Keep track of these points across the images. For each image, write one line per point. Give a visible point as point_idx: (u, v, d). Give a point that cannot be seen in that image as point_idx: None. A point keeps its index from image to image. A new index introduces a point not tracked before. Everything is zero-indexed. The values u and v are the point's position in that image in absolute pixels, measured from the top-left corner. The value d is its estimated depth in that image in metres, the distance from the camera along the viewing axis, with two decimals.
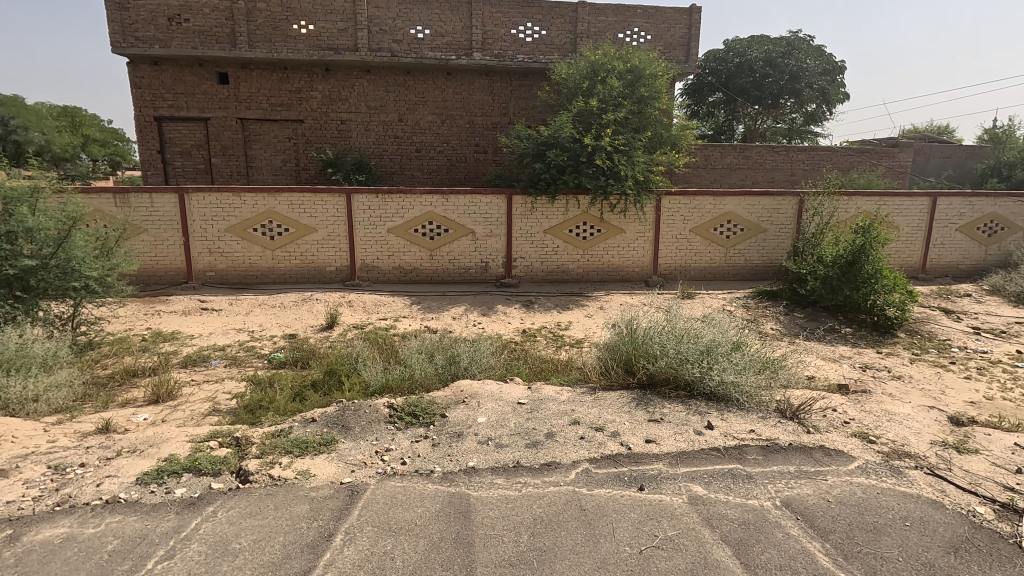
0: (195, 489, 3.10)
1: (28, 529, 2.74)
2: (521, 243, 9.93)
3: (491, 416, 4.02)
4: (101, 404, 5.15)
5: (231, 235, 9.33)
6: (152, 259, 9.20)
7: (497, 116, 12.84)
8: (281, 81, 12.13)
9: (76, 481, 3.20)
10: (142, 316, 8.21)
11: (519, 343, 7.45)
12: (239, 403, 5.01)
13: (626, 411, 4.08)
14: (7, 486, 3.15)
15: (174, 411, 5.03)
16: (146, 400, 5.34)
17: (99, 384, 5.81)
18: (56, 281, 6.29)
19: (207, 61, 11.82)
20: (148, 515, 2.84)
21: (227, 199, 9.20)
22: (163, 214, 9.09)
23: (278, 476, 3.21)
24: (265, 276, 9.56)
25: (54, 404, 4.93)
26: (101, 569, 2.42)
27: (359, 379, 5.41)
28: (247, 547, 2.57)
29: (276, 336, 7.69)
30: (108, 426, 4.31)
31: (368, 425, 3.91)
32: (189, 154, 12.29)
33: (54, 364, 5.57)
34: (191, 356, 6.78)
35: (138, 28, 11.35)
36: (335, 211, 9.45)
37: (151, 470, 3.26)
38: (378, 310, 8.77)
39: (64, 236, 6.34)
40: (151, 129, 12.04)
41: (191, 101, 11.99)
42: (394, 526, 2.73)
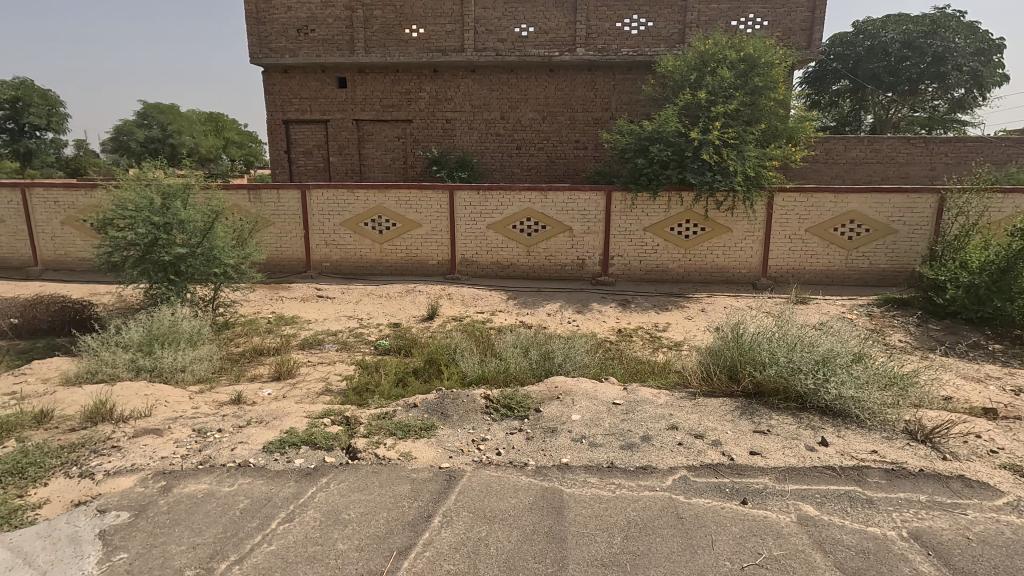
0: (312, 460, 3.39)
1: (179, 482, 3.15)
2: (619, 240, 9.75)
3: (585, 414, 3.99)
4: (233, 377, 5.81)
5: (345, 228, 10.04)
6: (278, 250, 10.15)
7: (599, 111, 12.64)
8: (392, 84, 12.84)
9: (215, 444, 3.63)
10: (268, 301, 9.08)
11: (615, 342, 7.35)
12: (349, 385, 5.41)
13: (728, 420, 3.87)
14: (162, 444, 3.66)
15: (293, 388, 5.55)
16: (270, 377, 5.93)
17: (233, 359, 6.54)
18: (201, 267, 7.17)
19: (329, 67, 12.77)
20: (272, 481, 3.14)
21: (343, 195, 9.91)
22: (288, 209, 10.00)
23: (383, 455, 3.42)
24: (373, 267, 10.19)
25: (197, 375, 5.67)
26: (233, 525, 2.71)
27: (456, 369, 5.61)
28: (356, 519, 2.77)
29: (382, 324, 8.18)
30: (239, 398, 4.84)
31: (465, 415, 4.04)
32: (310, 154, 13.38)
33: (197, 340, 6.39)
34: (307, 339, 7.40)
35: (272, 40, 12.60)
36: (438, 206, 9.86)
37: (275, 440, 3.61)
38: (476, 304, 9.04)
39: (208, 228, 7.22)
40: (280, 131, 13.25)
41: (314, 104, 13.03)
42: (489, 514, 2.80)
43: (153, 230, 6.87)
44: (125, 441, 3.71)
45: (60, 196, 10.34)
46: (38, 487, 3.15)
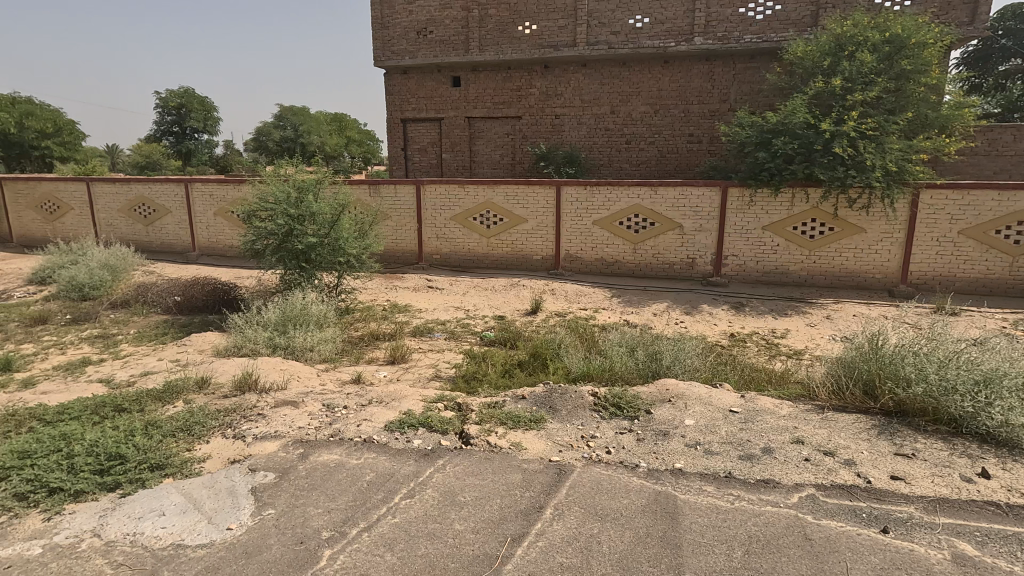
0: (429, 442, 3.57)
1: (314, 450, 3.47)
2: (734, 239, 9.23)
3: (699, 419, 3.84)
4: (353, 359, 6.29)
5: (455, 222, 10.44)
6: (394, 242, 10.79)
7: (716, 103, 12.00)
8: (504, 81, 13.10)
9: (342, 419, 3.96)
10: (384, 289, 9.69)
11: (726, 347, 6.97)
12: (457, 373, 5.64)
13: (863, 439, 3.53)
14: (298, 415, 4.05)
15: (406, 372, 5.89)
16: (385, 360, 6.34)
17: (353, 342, 7.07)
18: (328, 256, 7.84)
19: (444, 67, 13.30)
20: (394, 458, 3.36)
21: (454, 190, 10.31)
22: (403, 203, 10.59)
23: (495, 443, 3.52)
24: (480, 261, 10.50)
25: (323, 354, 6.22)
26: (362, 495, 2.93)
27: (561, 364, 5.65)
28: (471, 502, 2.88)
29: (488, 316, 8.41)
30: (360, 378, 5.23)
31: (573, 410, 4.05)
32: (424, 151, 14.05)
33: (324, 323, 6.99)
34: (418, 327, 7.79)
35: (394, 44, 13.39)
36: (545, 202, 9.92)
37: (396, 420, 3.86)
38: (580, 300, 8.99)
39: (335, 220, 7.86)
40: (398, 129, 14.05)
41: (430, 103, 13.64)
42: (601, 512, 2.79)
43: (289, 221, 7.61)
44: (268, 410, 4.16)
45: (215, 191, 11.76)
46: (202, 443, 3.62)
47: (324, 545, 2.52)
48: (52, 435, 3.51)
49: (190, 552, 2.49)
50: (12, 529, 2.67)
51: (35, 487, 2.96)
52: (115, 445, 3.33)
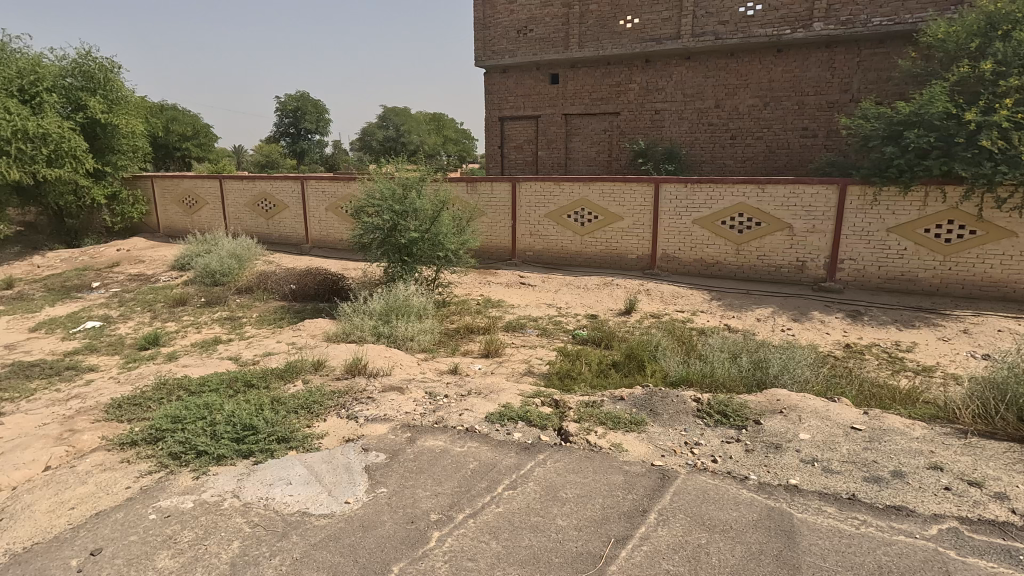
0: (529, 436, 3.61)
1: (421, 435, 3.64)
2: (853, 241, 8.46)
3: (816, 434, 3.57)
4: (450, 350, 6.51)
5: (549, 220, 10.47)
6: (489, 238, 11.03)
7: (836, 94, 11.06)
8: (603, 77, 12.92)
9: (445, 407, 4.11)
10: (478, 284, 9.93)
11: (841, 359, 6.42)
12: (551, 370, 5.66)
13: (1018, 472, 3.10)
14: (404, 400, 4.26)
15: (500, 366, 6.00)
16: (480, 353, 6.49)
17: (449, 334, 7.31)
18: (428, 250, 8.17)
19: (543, 65, 13.35)
20: (496, 448, 3.44)
21: (549, 187, 10.33)
22: (499, 200, 10.79)
23: (595, 442, 3.49)
24: (573, 259, 10.45)
25: (422, 344, 6.50)
26: (467, 482, 3.03)
27: (658, 367, 5.49)
28: (573, 499, 2.88)
29: (580, 314, 8.36)
30: (457, 369, 5.39)
31: (675, 415, 3.92)
32: (521, 148, 14.21)
33: (423, 314, 7.30)
34: (511, 322, 7.90)
35: (495, 43, 13.66)
36: (642, 199, 9.67)
37: (496, 412, 3.94)
38: (676, 302, 8.68)
39: (436, 216, 8.17)
40: (495, 127, 14.33)
41: (527, 101, 13.78)
42: (709, 522, 2.68)
43: (394, 217, 8.01)
44: (376, 394, 4.41)
45: (327, 188, 12.64)
46: (320, 421, 3.91)
47: (433, 527, 2.63)
48: (197, 404, 3.95)
49: (315, 520, 2.70)
50: (168, 483, 3.04)
51: (186, 448, 3.36)
52: (249, 416, 3.69)
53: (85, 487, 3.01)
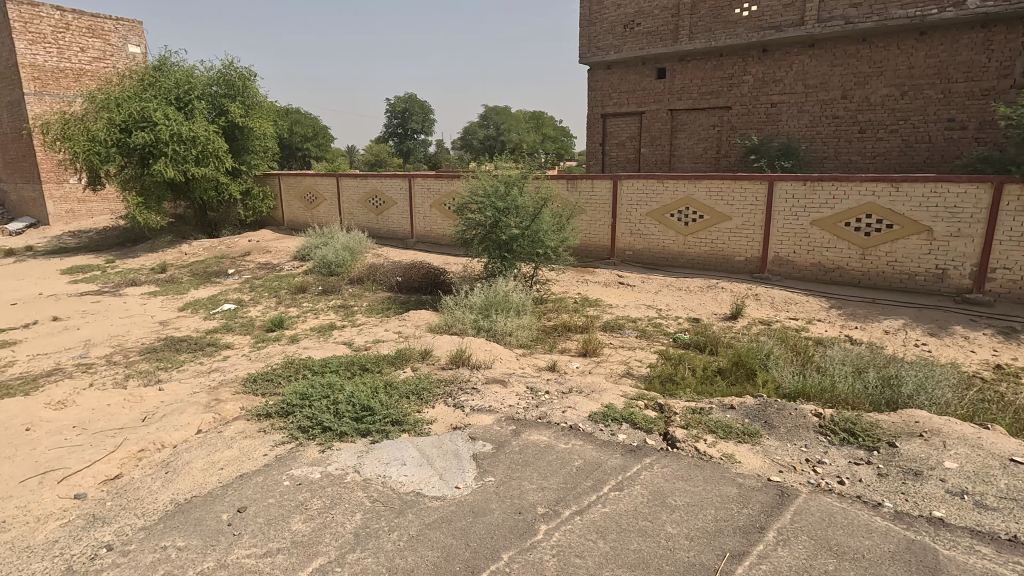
0: (634, 439, 3.54)
1: (525, 429, 3.69)
2: (1009, 247, 7.40)
3: (965, 464, 3.17)
4: (548, 347, 6.51)
5: (651, 219, 10.18)
6: (587, 237, 10.94)
7: (991, 80, 9.72)
8: (714, 70, 12.32)
9: (548, 403, 4.14)
10: (576, 282, 9.88)
11: (990, 381, 5.64)
12: (651, 373, 5.47)
13: None
14: (507, 394, 4.34)
15: (598, 365, 5.90)
16: (577, 352, 6.42)
17: (546, 331, 7.32)
18: (528, 247, 8.26)
19: (650, 59, 13.00)
20: (601, 448, 3.40)
21: (652, 185, 10.05)
22: (600, 198, 10.67)
23: (704, 451, 3.35)
24: (675, 260, 10.09)
25: (520, 340, 6.59)
26: (572, 479, 3.03)
27: (769, 377, 5.14)
28: (683, 507, 2.78)
29: (681, 317, 8.03)
30: (555, 367, 5.38)
31: (794, 429, 3.66)
32: (623, 145, 13.94)
33: (522, 310, 7.39)
34: (609, 322, 7.76)
35: (600, 39, 13.50)
36: (754, 198, 9.11)
37: (599, 412, 3.90)
38: (788, 309, 8.09)
39: (536, 213, 8.24)
40: (597, 125, 14.18)
41: (632, 97, 13.48)
42: (838, 548, 2.48)
43: (496, 214, 8.18)
44: (480, 385, 4.54)
45: (433, 185, 13.19)
46: (429, 407, 4.10)
47: (541, 520, 2.66)
48: (321, 383, 4.30)
49: (428, 501, 2.84)
50: (299, 454, 3.34)
51: (312, 424, 3.66)
52: (366, 398, 3.95)
53: (230, 451, 3.38)
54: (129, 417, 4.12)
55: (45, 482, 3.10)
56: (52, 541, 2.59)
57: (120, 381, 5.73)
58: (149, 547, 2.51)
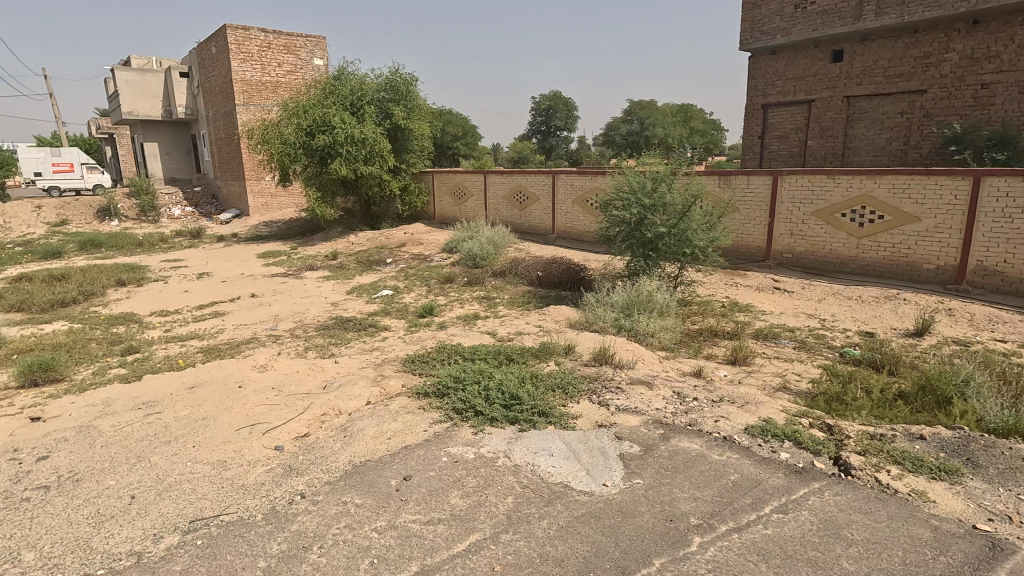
0: (799, 459, 3.23)
1: (674, 435, 3.56)
2: None
3: None
4: (692, 352, 6.10)
5: (817, 218, 9.17)
6: (740, 237, 10.18)
7: None
8: (905, 49, 10.73)
9: (698, 410, 3.94)
10: (724, 285, 9.27)
11: None
12: (811, 391, 4.74)
13: None
14: (653, 396, 4.21)
15: (747, 376, 5.27)
16: (724, 359, 5.83)
17: (690, 335, 6.89)
18: (674, 246, 7.90)
19: (824, 41, 11.70)
20: (760, 464, 3.16)
21: (820, 181, 9.03)
22: (756, 195, 9.86)
23: (887, 483, 2.94)
24: (844, 265, 8.99)
25: (662, 342, 6.34)
26: (728, 494, 2.86)
27: (969, 408, 4.33)
28: (862, 542, 2.48)
29: (850, 330, 7.12)
30: (700, 373, 5.02)
31: (1008, 472, 3.06)
32: (786, 138, 12.73)
33: (666, 312, 7.11)
34: (762, 330, 7.07)
35: (766, 23, 12.43)
36: (952, 197, 7.78)
37: (757, 425, 3.62)
38: (993, 328, 6.80)
39: (685, 211, 7.86)
40: (757, 116, 13.13)
41: (800, 84, 12.24)
42: None
43: (642, 210, 7.95)
44: (625, 385, 4.46)
45: (577, 181, 13.20)
46: (574, 402, 4.13)
47: (694, 532, 2.55)
48: (472, 369, 4.54)
49: (577, 495, 2.87)
50: (454, 433, 3.57)
51: (465, 407, 3.90)
52: (515, 387, 4.09)
53: (395, 423, 3.72)
54: (313, 384, 4.73)
55: (254, 432, 3.69)
56: (260, 482, 3.07)
57: (302, 352, 6.59)
58: (333, 499, 2.86)
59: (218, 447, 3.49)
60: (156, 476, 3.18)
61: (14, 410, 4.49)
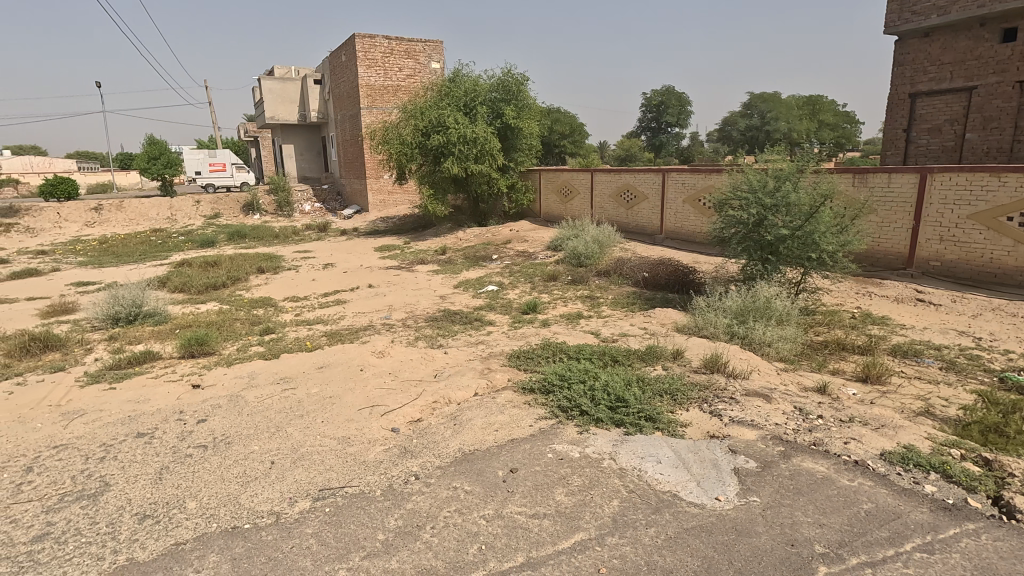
0: (947, 494, 2.85)
1: (795, 453, 3.30)
2: None
3: None
4: (815, 365, 5.60)
5: (974, 222, 7.97)
6: (876, 241, 9.15)
7: None
8: None
9: (824, 429, 3.62)
10: (854, 294, 8.41)
11: None
12: (960, 419, 4.08)
13: None
14: (771, 410, 3.94)
15: (883, 396, 4.72)
16: (854, 375, 5.28)
17: (814, 347, 6.33)
18: (797, 249, 7.29)
19: (993, 18, 10.18)
20: (900, 496, 2.84)
21: (981, 179, 7.84)
22: (898, 195, 8.79)
23: None
24: (1008, 277, 7.74)
25: (781, 352, 5.89)
26: (860, 524, 2.60)
27: None
28: None
29: (1013, 351, 6.11)
30: (825, 389, 4.59)
31: None
32: (938, 131, 11.24)
33: (786, 320, 6.59)
34: (900, 346, 6.31)
35: (917, 2, 11.05)
36: None
37: (896, 452, 3.26)
38: None
39: (813, 212, 7.22)
40: (903, 106, 11.74)
41: (959, 69, 10.76)
42: None
43: (762, 210, 7.44)
44: (739, 396, 4.21)
45: (689, 180, 12.65)
46: (683, 410, 3.97)
47: (819, 560, 2.36)
48: (578, 368, 4.53)
49: (686, 506, 2.77)
50: (559, 431, 3.59)
51: (571, 405, 3.91)
52: (621, 389, 4.03)
53: (502, 416, 3.82)
54: (425, 371, 4.99)
55: (373, 414, 3.97)
56: (379, 461, 3.30)
57: (413, 341, 6.98)
58: (444, 483, 3.01)
59: (343, 424, 3.81)
60: (291, 445, 3.54)
61: (178, 378, 5.20)
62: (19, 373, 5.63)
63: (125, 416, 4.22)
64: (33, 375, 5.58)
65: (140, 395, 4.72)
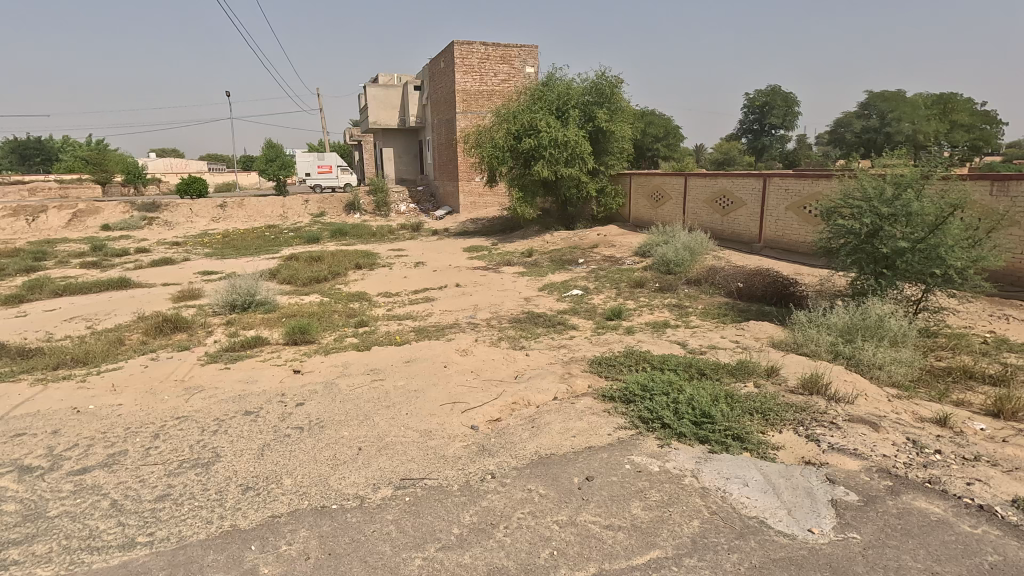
0: None
1: (907, 491, 2.98)
2: None
3: None
4: (935, 394, 5.01)
5: None
6: (1019, 258, 7.99)
7: None
8: None
9: (942, 467, 3.22)
10: (988, 318, 7.41)
11: None
12: None
13: None
14: (879, 440, 3.59)
15: (1019, 435, 4.12)
16: (983, 409, 4.66)
17: (935, 373, 5.67)
18: (918, 264, 6.56)
19: None
20: None
21: None
22: None
23: None
24: None
25: (893, 377, 5.33)
26: None
27: None
28: None
29: None
30: (946, 422, 4.08)
31: None
32: None
33: (901, 341, 5.96)
34: None
35: None
36: None
37: None
38: None
39: (939, 222, 6.45)
40: None
41: None
42: None
43: (877, 220, 6.79)
44: (841, 421, 3.87)
45: (793, 185, 11.83)
46: (776, 431, 3.72)
47: None
48: (661, 379, 4.38)
49: (774, 535, 2.59)
50: (639, 443, 3.50)
51: (652, 417, 3.79)
52: (707, 404, 3.84)
53: (581, 422, 3.78)
54: (505, 372, 5.04)
55: (454, 410, 4.08)
56: (458, 456, 3.39)
57: (496, 341, 7.09)
58: (519, 485, 3.03)
59: (425, 418, 3.95)
60: (377, 434, 3.72)
61: (282, 362, 5.65)
62: (154, 349, 6.38)
63: (236, 395, 4.66)
64: (163, 352, 6.31)
65: (249, 376, 5.19)
